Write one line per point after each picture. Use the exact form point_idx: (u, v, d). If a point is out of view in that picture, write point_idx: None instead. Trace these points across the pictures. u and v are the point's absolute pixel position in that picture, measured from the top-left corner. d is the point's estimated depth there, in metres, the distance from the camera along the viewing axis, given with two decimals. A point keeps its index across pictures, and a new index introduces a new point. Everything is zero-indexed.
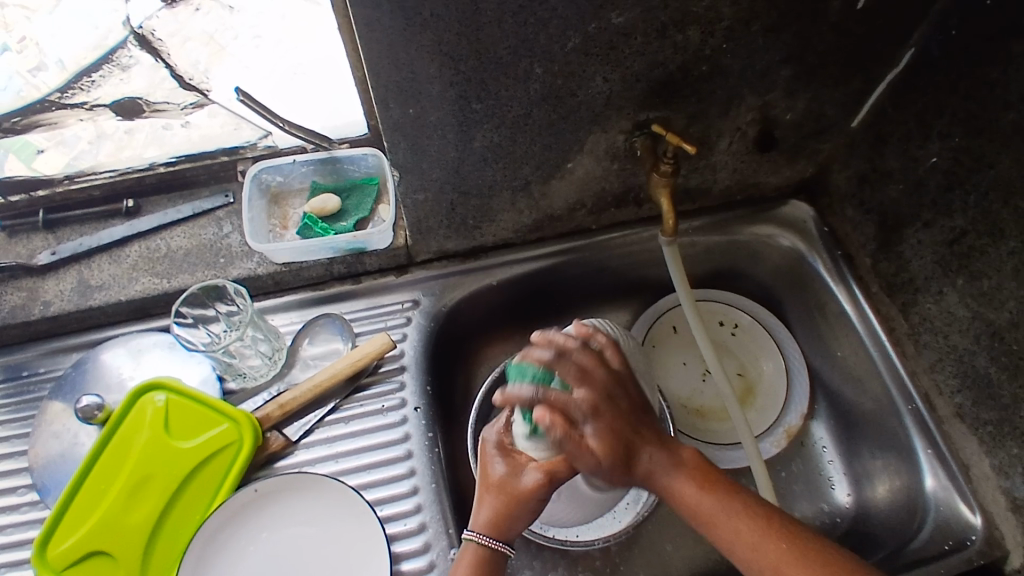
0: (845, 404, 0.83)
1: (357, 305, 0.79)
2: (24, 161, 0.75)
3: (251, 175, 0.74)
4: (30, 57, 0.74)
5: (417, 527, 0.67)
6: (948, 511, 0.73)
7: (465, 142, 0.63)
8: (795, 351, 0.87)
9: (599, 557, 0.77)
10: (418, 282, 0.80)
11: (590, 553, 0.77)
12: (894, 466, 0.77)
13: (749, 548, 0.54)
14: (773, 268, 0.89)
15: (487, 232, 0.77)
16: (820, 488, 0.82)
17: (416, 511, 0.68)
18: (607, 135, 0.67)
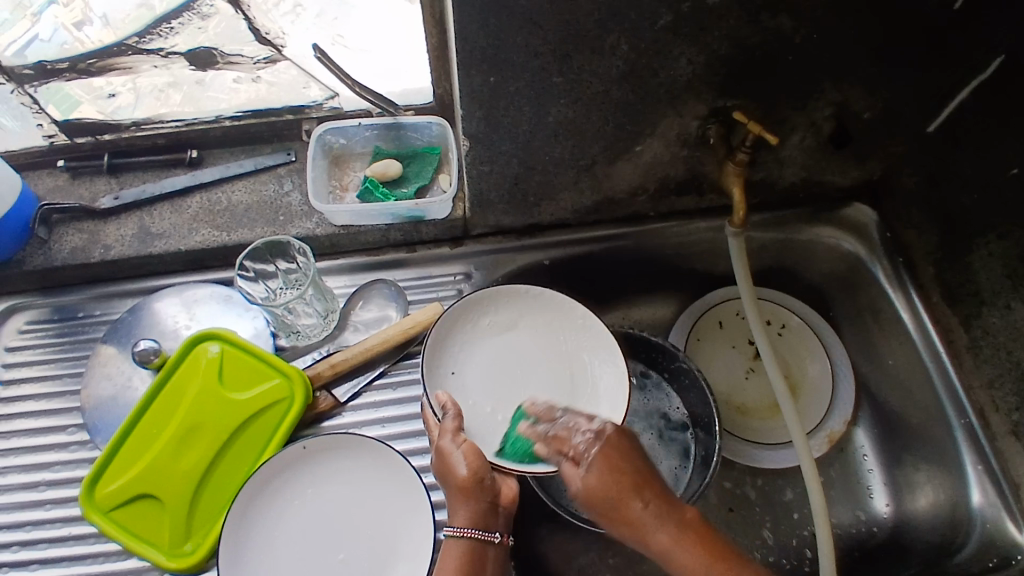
0: (892, 414, 0.82)
1: (409, 274, 0.79)
2: (64, 112, 0.74)
3: (315, 135, 0.74)
4: (75, 11, 0.73)
5: None
6: (996, 528, 0.72)
7: (539, 116, 0.62)
8: (842, 355, 0.85)
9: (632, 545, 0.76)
10: (469, 256, 0.80)
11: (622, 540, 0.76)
12: (940, 479, 0.76)
13: None
14: (828, 270, 0.88)
15: (545, 211, 0.77)
16: (859, 496, 0.80)
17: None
18: (682, 120, 0.66)
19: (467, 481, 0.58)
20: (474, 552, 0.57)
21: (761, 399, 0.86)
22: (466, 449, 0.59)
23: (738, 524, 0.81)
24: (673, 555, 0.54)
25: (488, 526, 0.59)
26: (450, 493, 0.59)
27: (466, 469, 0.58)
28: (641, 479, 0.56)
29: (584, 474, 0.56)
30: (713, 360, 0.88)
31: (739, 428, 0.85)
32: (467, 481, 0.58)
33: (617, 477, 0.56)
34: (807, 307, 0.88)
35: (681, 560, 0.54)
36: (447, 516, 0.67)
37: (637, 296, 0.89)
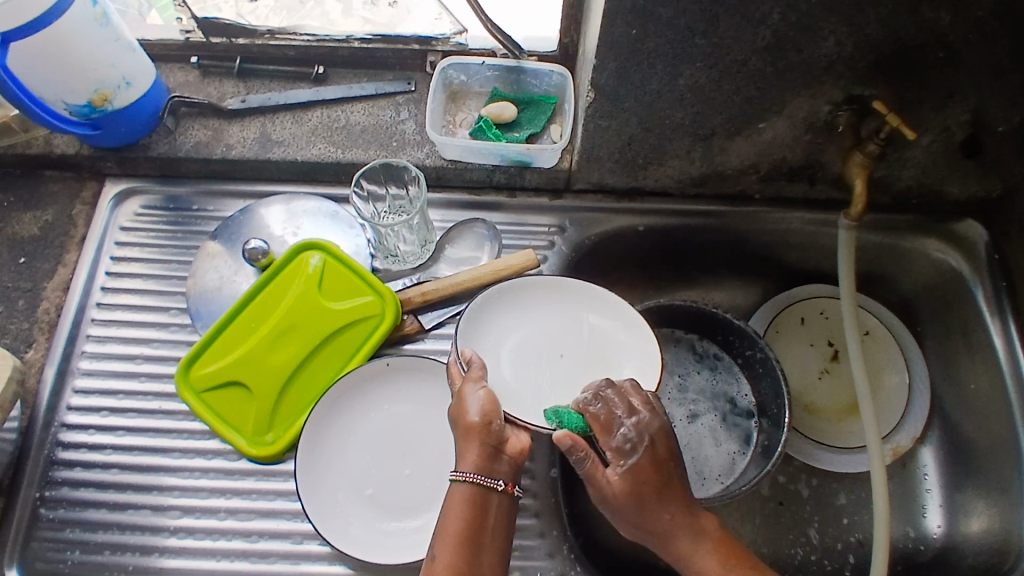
0: (962, 437, 0.81)
1: (505, 218, 0.80)
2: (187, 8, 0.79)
3: (439, 68, 0.76)
4: None
5: None
6: None
7: (671, 77, 0.62)
8: (922, 370, 0.84)
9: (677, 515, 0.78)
10: (566, 210, 0.80)
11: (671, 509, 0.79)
12: (1000, 510, 0.75)
13: None
14: (924, 283, 0.85)
15: (650, 176, 0.77)
16: (913, 512, 0.81)
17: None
18: (812, 102, 0.65)
19: (473, 425, 0.57)
20: (468, 496, 0.54)
21: (831, 400, 0.86)
22: (477, 398, 0.58)
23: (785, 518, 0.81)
24: (697, 569, 0.57)
25: (485, 469, 0.55)
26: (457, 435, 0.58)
27: (474, 415, 0.57)
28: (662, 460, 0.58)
29: (611, 469, 0.57)
30: (788, 353, 0.87)
31: (803, 426, 0.85)
32: (476, 424, 0.57)
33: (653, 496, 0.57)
34: (893, 316, 0.87)
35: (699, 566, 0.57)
36: None
37: (721, 277, 0.89)
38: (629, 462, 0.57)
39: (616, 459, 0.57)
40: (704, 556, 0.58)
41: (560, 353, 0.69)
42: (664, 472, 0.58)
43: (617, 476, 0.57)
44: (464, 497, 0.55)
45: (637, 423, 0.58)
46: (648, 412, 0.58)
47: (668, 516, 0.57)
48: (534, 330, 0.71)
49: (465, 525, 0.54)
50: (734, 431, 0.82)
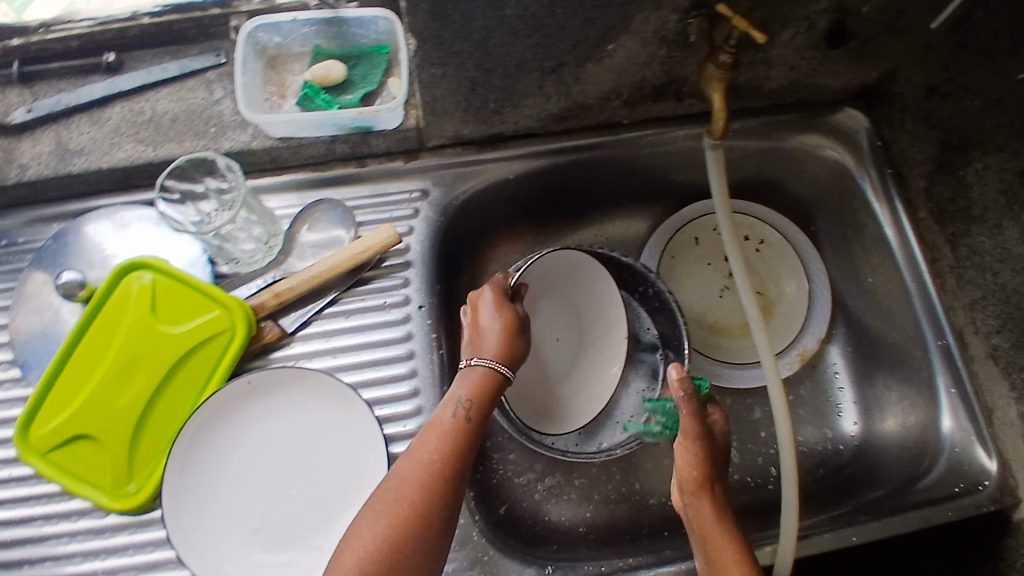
0: (867, 331, 0.79)
1: (362, 192, 0.72)
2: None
3: (245, 31, 0.66)
4: None
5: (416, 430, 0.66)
6: (964, 453, 0.69)
7: (495, 9, 0.55)
8: (820, 273, 0.83)
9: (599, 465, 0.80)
10: (426, 170, 0.73)
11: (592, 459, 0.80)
12: (911, 404, 0.74)
13: None
14: (813, 181, 0.81)
15: (508, 118, 0.70)
16: (827, 414, 0.81)
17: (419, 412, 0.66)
18: (659, 13, 0.59)
19: (499, 325, 0.65)
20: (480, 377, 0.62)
21: (736, 317, 0.85)
22: (494, 297, 0.67)
23: None
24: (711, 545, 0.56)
25: (499, 358, 0.63)
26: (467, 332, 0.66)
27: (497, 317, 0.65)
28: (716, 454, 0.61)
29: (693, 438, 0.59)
30: (686, 278, 0.86)
31: (711, 347, 0.83)
32: (507, 324, 0.66)
33: (708, 484, 0.59)
34: (788, 222, 0.84)
35: (711, 538, 0.56)
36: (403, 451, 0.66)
37: (609, 209, 0.84)
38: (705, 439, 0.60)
39: (684, 434, 0.59)
40: (731, 555, 0.55)
41: (555, 337, 0.79)
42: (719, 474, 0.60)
43: (682, 451, 0.60)
44: (477, 378, 0.62)
45: (720, 423, 0.63)
46: (726, 422, 0.64)
47: (710, 510, 0.58)
48: (543, 311, 0.78)
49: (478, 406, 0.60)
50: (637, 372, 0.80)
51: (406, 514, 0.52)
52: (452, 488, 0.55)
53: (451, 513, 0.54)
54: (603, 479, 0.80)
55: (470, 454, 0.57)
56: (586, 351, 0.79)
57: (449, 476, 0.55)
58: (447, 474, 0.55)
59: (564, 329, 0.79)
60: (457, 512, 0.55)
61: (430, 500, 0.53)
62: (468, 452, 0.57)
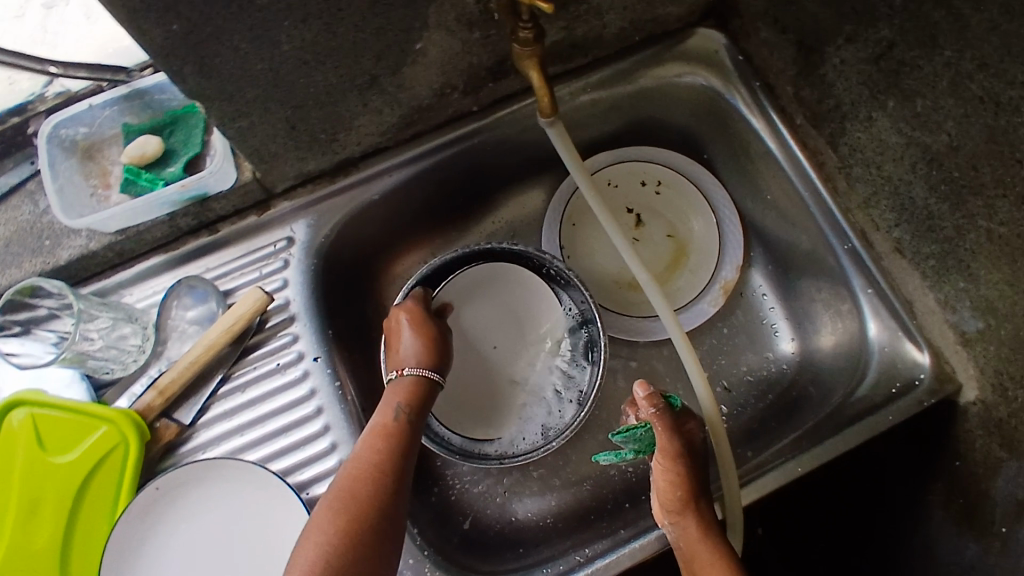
0: (778, 247, 0.79)
1: (227, 256, 0.69)
2: None
3: (43, 134, 0.62)
4: None
5: None
6: (894, 352, 0.68)
7: (271, 49, 0.51)
8: (723, 200, 0.80)
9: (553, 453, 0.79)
10: (285, 217, 0.69)
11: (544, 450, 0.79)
12: (841, 318, 0.73)
13: None
14: (690, 109, 0.78)
15: (348, 142, 0.66)
16: (764, 336, 0.81)
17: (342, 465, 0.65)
18: (452, 1, 0.54)
19: (414, 345, 0.64)
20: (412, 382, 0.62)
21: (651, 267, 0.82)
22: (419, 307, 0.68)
23: None
24: (697, 558, 0.53)
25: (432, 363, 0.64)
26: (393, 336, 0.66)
27: (414, 336, 0.65)
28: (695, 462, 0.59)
29: (669, 446, 0.58)
30: (591, 242, 0.83)
31: (633, 305, 0.82)
32: (426, 340, 0.65)
33: (691, 500, 0.57)
34: (680, 156, 0.81)
35: (696, 553, 0.54)
36: None
37: (496, 196, 0.81)
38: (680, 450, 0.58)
39: (661, 453, 0.59)
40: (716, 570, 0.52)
41: (493, 344, 0.77)
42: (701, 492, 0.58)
43: (661, 473, 0.58)
44: (409, 383, 0.62)
45: (697, 433, 0.62)
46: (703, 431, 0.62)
47: (692, 521, 0.56)
48: (475, 319, 0.76)
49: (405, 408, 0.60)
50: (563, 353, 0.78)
51: (347, 519, 0.51)
52: (391, 486, 0.54)
53: (393, 511, 0.53)
54: (561, 464, 0.79)
55: (406, 452, 0.57)
56: (528, 351, 0.78)
57: (386, 475, 0.54)
58: (383, 475, 0.54)
59: (503, 331, 0.78)
60: (400, 509, 0.54)
61: (370, 501, 0.52)
62: (403, 450, 0.57)
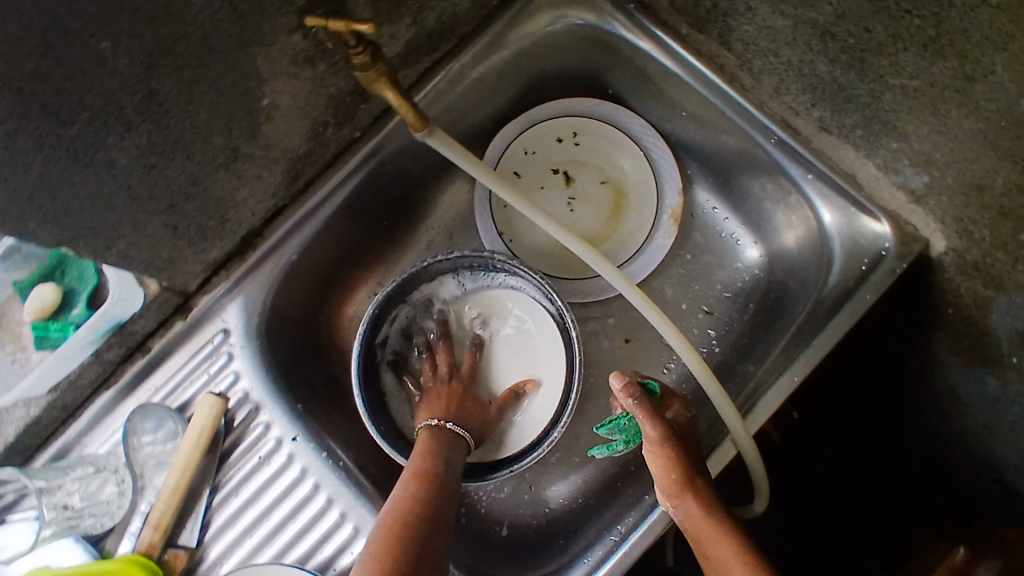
0: (712, 158, 0.76)
1: (170, 371, 0.66)
2: None
3: None
4: None
5: None
6: (853, 229, 0.65)
7: (109, 169, 0.47)
8: (644, 131, 0.78)
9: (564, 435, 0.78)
10: (212, 310, 0.66)
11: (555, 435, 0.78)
12: (795, 210, 0.70)
13: None
14: (578, 53, 0.74)
15: (243, 217, 0.63)
16: (728, 249, 0.79)
17: (358, 531, 0.63)
18: (277, 49, 0.50)
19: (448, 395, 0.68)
20: (448, 440, 0.63)
21: (595, 223, 0.80)
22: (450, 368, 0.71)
23: (640, 350, 0.79)
24: (707, 541, 0.54)
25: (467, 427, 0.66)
26: (432, 403, 0.67)
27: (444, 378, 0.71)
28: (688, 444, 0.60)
29: (657, 437, 0.58)
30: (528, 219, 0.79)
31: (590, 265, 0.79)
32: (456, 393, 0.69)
33: (688, 480, 0.57)
34: (588, 100, 0.79)
35: (704, 533, 0.55)
36: None
37: (420, 209, 0.77)
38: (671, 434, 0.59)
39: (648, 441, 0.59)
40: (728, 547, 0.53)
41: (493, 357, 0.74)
42: (698, 469, 0.58)
43: (653, 461, 0.58)
44: (443, 432, 0.64)
45: (682, 415, 0.63)
46: (687, 411, 0.63)
47: (696, 502, 0.56)
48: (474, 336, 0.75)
49: (438, 455, 0.61)
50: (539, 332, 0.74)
51: (398, 555, 0.50)
52: (436, 528, 0.54)
53: (440, 550, 0.53)
54: (575, 443, 0.78)
55: (444, 496, 0.57)
56: (527, 351, 0.74)
57: (431, 516, 0.54)
58: (431, 515, 0.55)
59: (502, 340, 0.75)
60: (446, 549, 0.54)
61: (419, 540, 0.52)
62: (444, 494, 0.57)
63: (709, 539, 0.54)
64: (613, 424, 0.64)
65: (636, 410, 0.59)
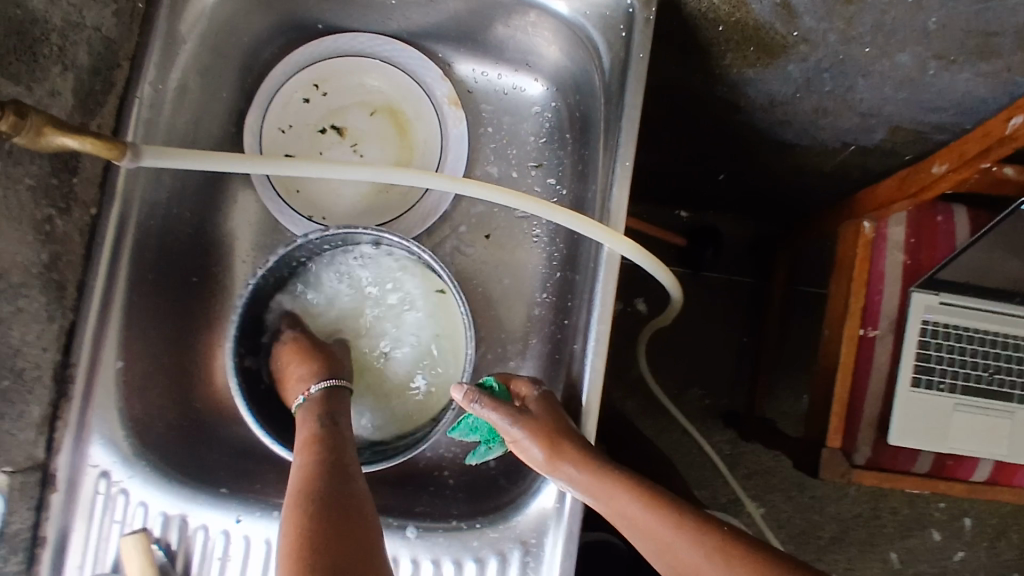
0: (448, 27, 0.73)
1: (78, 547, 0.59)
2: None
3: None
4: None
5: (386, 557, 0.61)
6: (594, 8, 0.63)
7: None
8: (375, 42, 0.75)
9: (485, 349, 0.77)
10: (75, 463, 0.59)
11: (480, 355, 0.77)
12: (541, 26, 0.67)
13: (673, 542, 0.53)
14: (261, 10, 0.68)
15: (34, 357, 0.56)
16: (517, 100, 0.77)
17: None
18: None
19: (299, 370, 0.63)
20: (329, 396, 0.61)
21: (388, 152, 0.77)
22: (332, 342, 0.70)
23: (503, 238, 0.77)
24: (611, 507, 0.55)
25: (332, 374, 0.63)
26: (287, 373, 0.64)
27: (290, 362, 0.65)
28: (551, 419, 0.58)
29: (522, 432, 0.58)
30: (325, 188, 0.75)
31: (407, 194, 0.76)
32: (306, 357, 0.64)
33: (566, 448, 0.56)
34: (306, 47, 0.74)
35: (600, 498, 0.56)
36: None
37: (221, 242, 0.71)
38: (534, 424, 0.57)
39: (514, 440, 0.58)
40: (629, 506, 0.55)
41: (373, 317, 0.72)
42: (569, 433, 0.57)
43: (527, 452, 0.58)
44: (325, 393, 0.61)
45: (532, 395, 0.61)
46: (537, 389, 0.61)
47: (575, 471, 0.56)
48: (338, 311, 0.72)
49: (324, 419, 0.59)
50: (369, 268, 0.71)
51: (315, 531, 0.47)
52: (348, 483, 0.52)
53: (357, 494, 0.52)
54: (500, 351, 0.77)
55: (338, 452, 0.55)
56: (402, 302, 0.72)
57: (329, 471, 0.53)
58: (335, 473, 0.53)
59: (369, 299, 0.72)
60: (359, 487, 0.53)
61: (327, 493, 0.50)
62: (342, 451, 0.56)
63: (606, 497, 0.55)
64: (463, 424, 0.65)
65: (486, 415, 0.59)
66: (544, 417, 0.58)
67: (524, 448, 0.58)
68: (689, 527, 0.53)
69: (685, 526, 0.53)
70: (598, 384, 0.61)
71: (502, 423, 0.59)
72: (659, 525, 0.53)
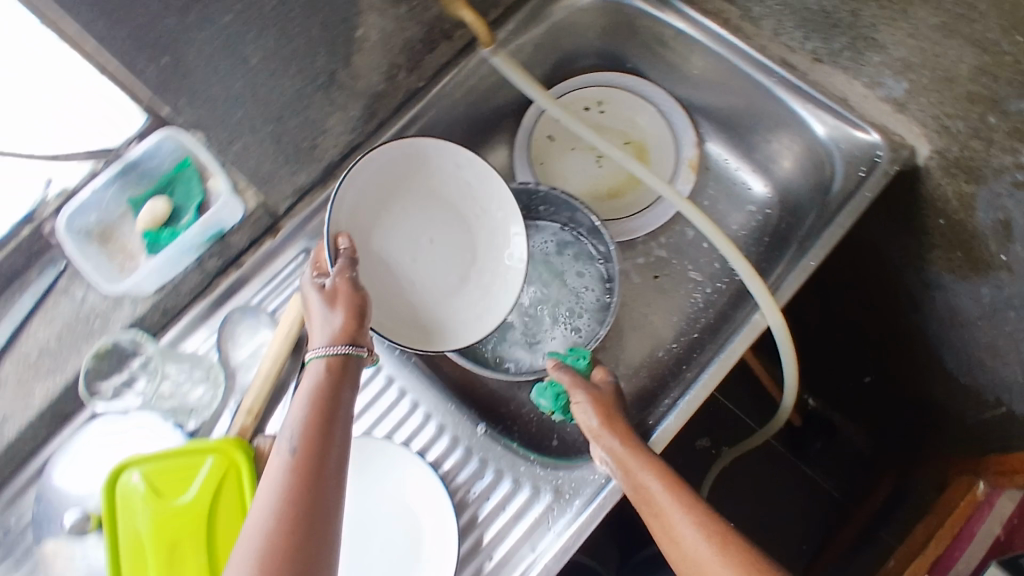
0: (721, 113, 0.88)
1: (257, 287, 0.75)
2: None
3: (62, 231, 0.66)
4: None
5: (450, 441, 0.72)
6: (847, 143, 0.76)
7: (240, 65, 0.58)
8: (659, 96, 0.91)
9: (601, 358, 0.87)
10: (294, 233, 0.75)
11: None
12: (795, 140, 0.82)
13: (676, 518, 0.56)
14: (600, 29, 0.87)
15: (326, 146, 0.73)
16: (741, 193, 0.90)
17: (428, 420, 0.73)
18: None
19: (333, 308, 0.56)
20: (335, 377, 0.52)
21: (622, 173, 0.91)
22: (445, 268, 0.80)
23: (668, 284, 0.88)
24: (634, 476, 0.61)
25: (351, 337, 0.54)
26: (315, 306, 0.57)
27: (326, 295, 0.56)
28: (612, 402, 0.68)
29: (585, 397, 0.68)
30: (564, 173, 0.91)
31: (619, 211, 0.90)
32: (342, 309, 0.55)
33: (616, 420, 0.65)
34: (610, 73, 0.91)
35: (625, 471, 0.62)
36: (452, 464, 0.71)
37: None
38: (597, 397, 0.68)
39: (577, 404, 0.68)
40: (643, 475, 0.60)
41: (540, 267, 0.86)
42: (621, 416, 0.66)
43: (583, 416, 0.67)
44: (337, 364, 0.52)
45: (606, 378, 0.71)
46: (611, 376, 0.71)
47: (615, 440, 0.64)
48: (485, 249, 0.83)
49: (331, 403, 0.50)
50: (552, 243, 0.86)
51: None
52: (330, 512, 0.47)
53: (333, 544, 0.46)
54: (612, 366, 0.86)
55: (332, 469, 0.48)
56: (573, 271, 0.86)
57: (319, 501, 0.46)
58: (327, 494, 0.47)
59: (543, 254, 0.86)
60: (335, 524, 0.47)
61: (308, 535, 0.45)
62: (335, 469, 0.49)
63: (630, 464, 0.62)
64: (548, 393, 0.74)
65: (560, 375, 0.71)
66: (609, 399, 0.68)
67: (582, 412, 0.67)
68: (697, 514, 0.56)
69: (694, 511, 0.56)
70: (696, 405, 0.69)
71: (574, 388, 0.69)
72: (668, 499, 0.58)
